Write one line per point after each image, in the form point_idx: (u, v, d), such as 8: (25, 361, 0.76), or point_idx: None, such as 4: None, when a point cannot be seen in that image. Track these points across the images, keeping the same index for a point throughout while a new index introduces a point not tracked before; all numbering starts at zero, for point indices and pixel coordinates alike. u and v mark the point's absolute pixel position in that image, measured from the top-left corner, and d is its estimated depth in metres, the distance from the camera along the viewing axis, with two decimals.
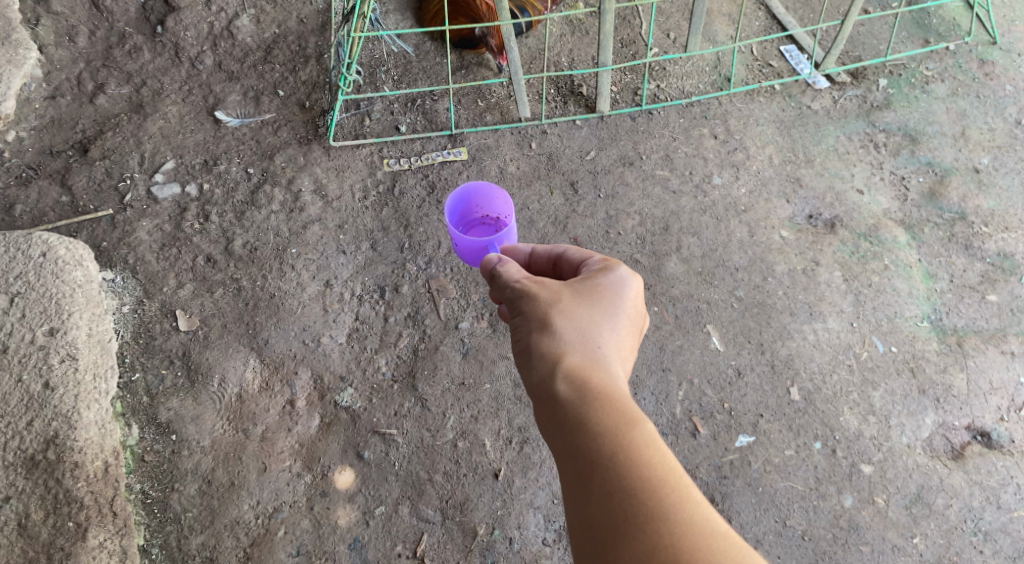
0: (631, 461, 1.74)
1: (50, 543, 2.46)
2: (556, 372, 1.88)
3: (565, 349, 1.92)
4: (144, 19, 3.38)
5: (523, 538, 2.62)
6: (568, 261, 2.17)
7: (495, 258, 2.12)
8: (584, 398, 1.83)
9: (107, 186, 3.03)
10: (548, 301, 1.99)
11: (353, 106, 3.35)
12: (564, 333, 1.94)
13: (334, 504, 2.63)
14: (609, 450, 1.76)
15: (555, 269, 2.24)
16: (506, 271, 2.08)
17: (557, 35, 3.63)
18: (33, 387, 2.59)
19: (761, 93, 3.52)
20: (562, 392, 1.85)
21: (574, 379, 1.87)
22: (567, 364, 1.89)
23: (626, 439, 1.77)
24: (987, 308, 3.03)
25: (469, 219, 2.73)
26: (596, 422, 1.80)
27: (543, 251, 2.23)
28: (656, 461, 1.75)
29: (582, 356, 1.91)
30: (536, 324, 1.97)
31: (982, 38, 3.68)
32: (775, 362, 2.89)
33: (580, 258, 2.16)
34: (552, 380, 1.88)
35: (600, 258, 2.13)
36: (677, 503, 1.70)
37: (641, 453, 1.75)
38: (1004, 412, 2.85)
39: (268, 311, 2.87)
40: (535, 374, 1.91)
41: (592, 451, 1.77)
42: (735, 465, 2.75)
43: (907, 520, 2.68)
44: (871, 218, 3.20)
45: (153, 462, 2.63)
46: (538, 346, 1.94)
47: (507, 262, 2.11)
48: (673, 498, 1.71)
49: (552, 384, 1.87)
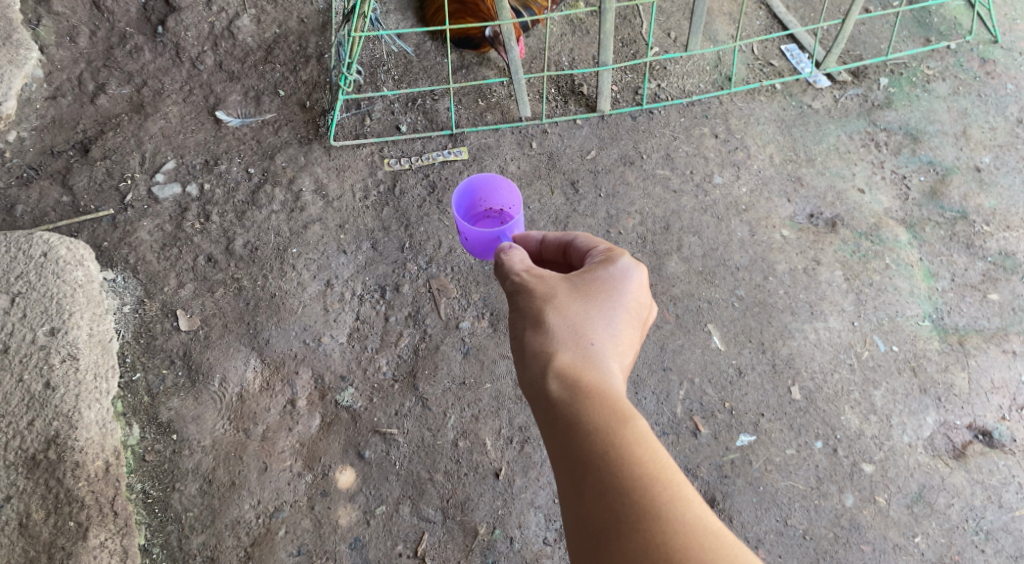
0: (622, 459, 1.74)
1: (50, 543, 2.46)
2: (548, 370, 1.89)
3: (560, 347, 1.93)
4: (144, 19, 3.38)
5: (523, 538, 2.62)
6: (577, 250, 2.18)
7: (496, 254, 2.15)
8: (576, 396, 1.83)
9: (108, 186, 3.03)
10: (543, 299, 2.00)
11: (354, 106, 3.35)
12: (557, 331, 1.95)
13: (335, 503, 2.63)
14: (600, 448, 1.76)
15: (565, 257, 2.25)
16: (508, 265, 2.10)
17: (558, 35, 3.63)
18: (34, 387, 2.59)
19: (762, 92, 3.51)
20: (555, 390, 1.86)
21: (568, 376, 1.87)
22: (560, 361, 1.90)
23: (618, 436, 1.77)
24: (988, 307, 3.03)
25: (473, 214, 2.67)
26: (587, 420, 1.80)
27: (553, 239, 2.23)
28: (648, 458, 1.74)
29: (576, 354, 1.91)
30: (531, 320, 1.98)
31: (983, 37, 3.67)
32: (775, 362, 2.89)
33: (586, 248, 2.17)
34: (544, 378, 1.88)
35: (603, 250, 2.13)
36: (669, 500, 1.70)
37: (633, 451, 1.75)
38: (1006, 411, 2.85)
39: (269, 311, 2.87)
40: (530, 372, 1.92)
41: (583, 449, 1.77)
42: (736, 464, 2.74)
43: (908, 520, 2.68)
44: (872, 217, 3.20)
45: (153, 462, 2.64)
46: (532, 344, 1.95)
47: (514, 251, 2.13)
48: (666, 496, 1.70)
49: (546, 382, 1.88)
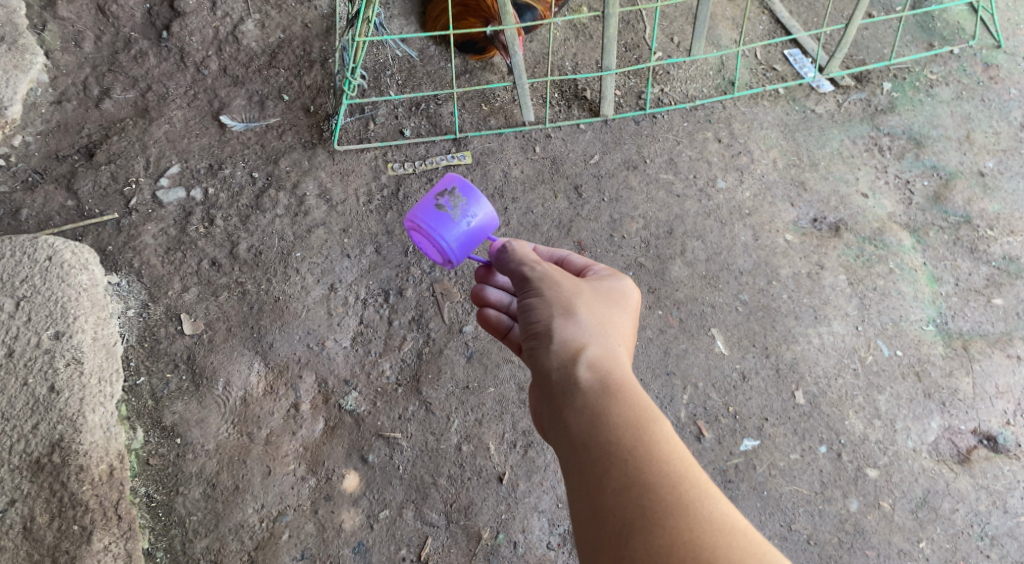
0: (650, 455, 1.75)
1: (55, 547, 2.45)
2: (574, 363, 1.88)
3: (585, 341, 1.92)
4: (150, 25, 3.40)
5: (528, 542, 2.63)
6: (570, 265, 2.22)
7: (507, 244, 2.09)
8: (604, 391, 1.84)
9: (113, 190, 3.04)
10: (568, 292, 1.99)
11: (359, 111, 3.36)
12: (584, 324, 1.94)
13: (339, 507, 2.63)
14: (628, 444, 1.76)
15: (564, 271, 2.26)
16: (524, 256, 2.06)
17: (562, 39, 3.64)
18: (39, 390, 2.58)
19: (766, 96, 3.51)
20: (582, 382, 1.86)
21: (595, 371, 1.87)
22: (586, 355, 1.90)
23: (646, 433, 1.78)
24: (992, 312, 3.02)
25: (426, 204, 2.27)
26: (616, 415, 1.80)
27: (545, 252, 2.26)
28: (675, 457, 1.76)
29: (601, 350, 1.91)
30: (556, 310, 1.96)
31: (987, 42, 3.68)
32: (780, 366, 2.89)
33: (582, 264, 2.21)
34: (569, 372, 1.88)
35: (603, 266, 2.18)
36: (697, 499, 1.71)
37: (661, 448, 1.76)
38: (1011, 416, 2.84)
39: (274, 315, 2.88)
40: (553, 362, 1.90)
41: (611, 443, 1.77)
42: (740, 469, 2.74)
43: (913, 525, 2.67)
44: (876, 222, 3.19)
45: (157, 466, 2.64)
46: (557, 333, 1.93)
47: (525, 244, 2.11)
48: (693, 496, 1.72)
49: (572, 373, 1.87)
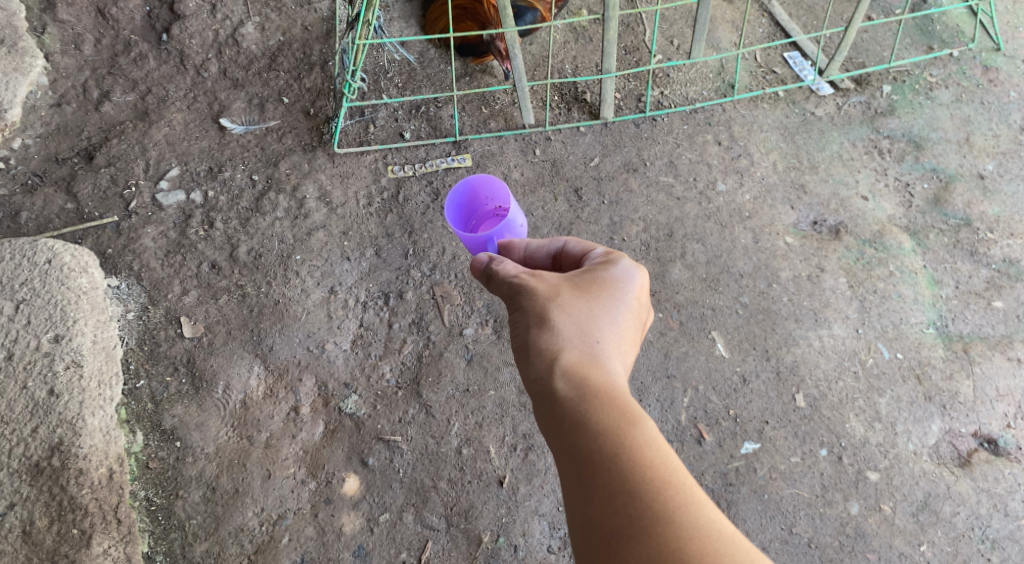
0: (634, 461, 1.74)
1: (54, 550, 2.45)
2: (554, 369, 1.88)
3: (566, 345, 1.92)
4: (150, 27, 3.40)
5: (528, 546, 2.61)
6: (570, 255, 2.19)
7: (489, 259, 2.12)
8: (585, 396, 1.83)
9: (113, 193, 3.03)
10: (547, 298, 1.99)
11: (358, 114, 3.37)
12: (565, 329, 1.94)
13: (339, 511, 2.63)
14: (612, 449, 1.76)
15: (556, 264, 2.24)
16: (504, 268, 2.07)
17: (562, 42, 3.64)
18: (38, 394, 2.57)
19: (765, 99, 3.52)
20: (564, 390, 1.86)
21: (576, 375, 1.87)
22: (564, 361, 1.89)
23: (629, 438, 1.77)
24: (992, 315, 3.02)
25: (482, 211, 2.63)
26: (598, 421, 1.80)
27: (540, 249, 2.23)
28: (659, 461, 1.75)
29: (584, 352, 1.91)
30: (536, 318, 1.97)
31: (986, 45, 3.68)
32: (780, 369, 2.89)
33: (581, 251, 2.18)
34: (549, 378, 1.88)
35: (600, 252, 2.14)
36: (681, 505, 1.70)
37: (645, 454, 1.75)
38: (1011, 419, 2.84)
39: (273, 318, 2.87)
40: (534, 370, 1.91)
41: (594, 450, 1.77)
42: (741, 472, 2.74)
43: (914, 528, 2.67)
44: (876, 224, 3.19)
45: (157, 470, 2.63)
46: (537, 342, 1.93)
47: (500, 260, 2.10)
48: (679, 502, 1.71)
49: (552, 382, 1.87)
